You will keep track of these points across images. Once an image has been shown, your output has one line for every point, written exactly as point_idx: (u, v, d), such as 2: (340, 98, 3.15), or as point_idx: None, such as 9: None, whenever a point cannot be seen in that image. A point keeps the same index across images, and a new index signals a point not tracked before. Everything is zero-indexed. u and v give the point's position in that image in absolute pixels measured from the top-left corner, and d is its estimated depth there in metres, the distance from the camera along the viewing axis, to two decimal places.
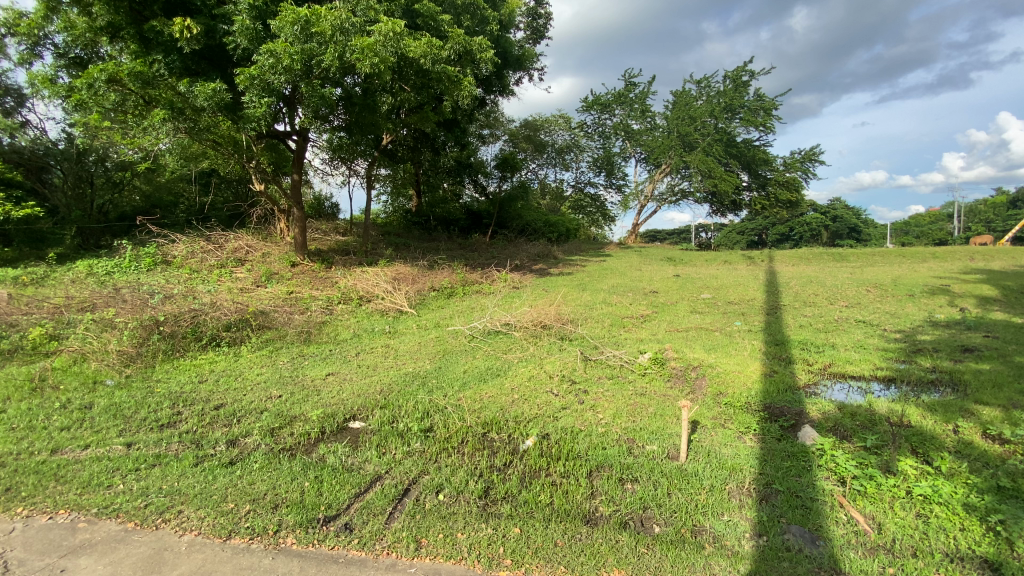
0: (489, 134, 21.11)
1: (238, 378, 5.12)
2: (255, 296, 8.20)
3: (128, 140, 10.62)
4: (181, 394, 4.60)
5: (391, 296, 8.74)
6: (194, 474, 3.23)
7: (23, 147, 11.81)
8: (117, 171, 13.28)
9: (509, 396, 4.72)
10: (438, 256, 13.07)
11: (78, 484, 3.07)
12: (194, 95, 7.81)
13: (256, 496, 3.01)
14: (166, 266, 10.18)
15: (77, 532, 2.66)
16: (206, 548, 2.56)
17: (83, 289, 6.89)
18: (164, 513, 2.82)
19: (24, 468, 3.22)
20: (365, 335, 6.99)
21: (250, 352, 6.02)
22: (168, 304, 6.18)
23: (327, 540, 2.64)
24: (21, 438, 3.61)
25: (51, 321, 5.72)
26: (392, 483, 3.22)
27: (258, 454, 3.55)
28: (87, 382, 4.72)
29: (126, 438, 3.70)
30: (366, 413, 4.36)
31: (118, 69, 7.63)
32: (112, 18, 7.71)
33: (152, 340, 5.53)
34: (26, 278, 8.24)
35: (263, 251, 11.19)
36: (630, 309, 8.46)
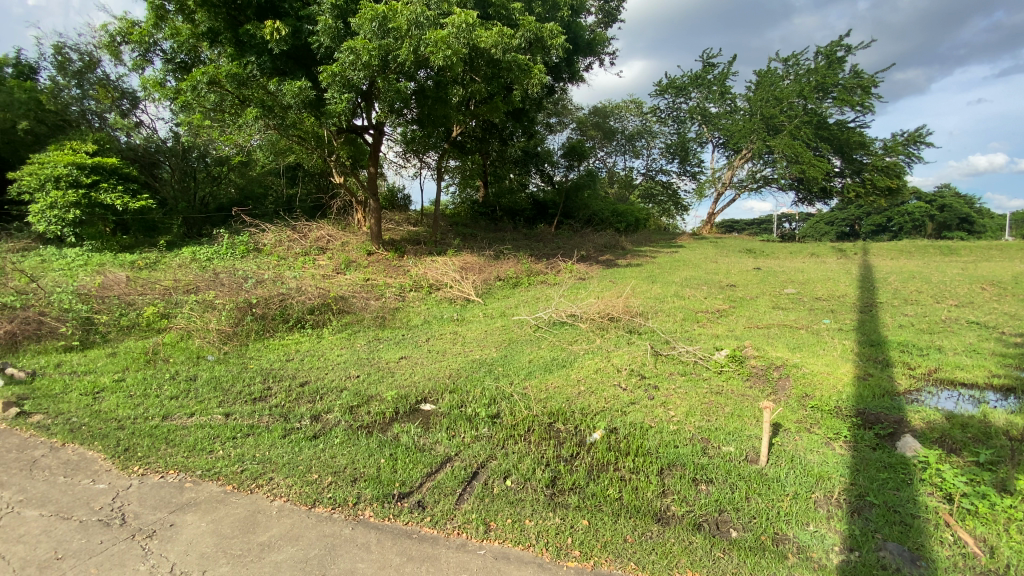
0: (557, 123, 20.90)
1: (321, 358, 5.47)
2: (335, 282, 8.69)
3: (225, 138, 11.56)
4: (272, 371, 5.00)
5: (459, 285, 8.93)
6: (283, 445, 3.50)
7: (138, 145, 13.41)
8: (216, 166, 14.73)
9: (575, 387, 4.68)
10: (504, 246, 13.19)
11: (185, 448, 3.41)
12: (283, 93, 8.35)
13: (337, 469, 3.21)
14: (258, 253, 11.03)
15: (184, 491, 2.95)
16: (294, 514, 2.76)
17: (188, 274, 7.61)
18: (256, 479, 3.07)
19: (141, 430, 3.62)
20: (434, 322, 7.20)
21: (331, 334, 6.41)
22: (260, 288, 6.68)
23: (401, 516, 2.76)
24: (139, 404, 4.08)
25: (161, 300, 6.39)
26: (462, 466, 3.30)
27: (338, 429, 3.78)
28: (192, 356, 5.24)
29: (225, 408, 4.07)
30: (437, 397, 4.50)
31: (217, 72, 8.31)
32: (212, 24, 8.49)
33: (246, 320, 6.04)
34: (141, 263, 9.26)
35: (342, 240, 11.83)
36: (704, 303, 8.08)
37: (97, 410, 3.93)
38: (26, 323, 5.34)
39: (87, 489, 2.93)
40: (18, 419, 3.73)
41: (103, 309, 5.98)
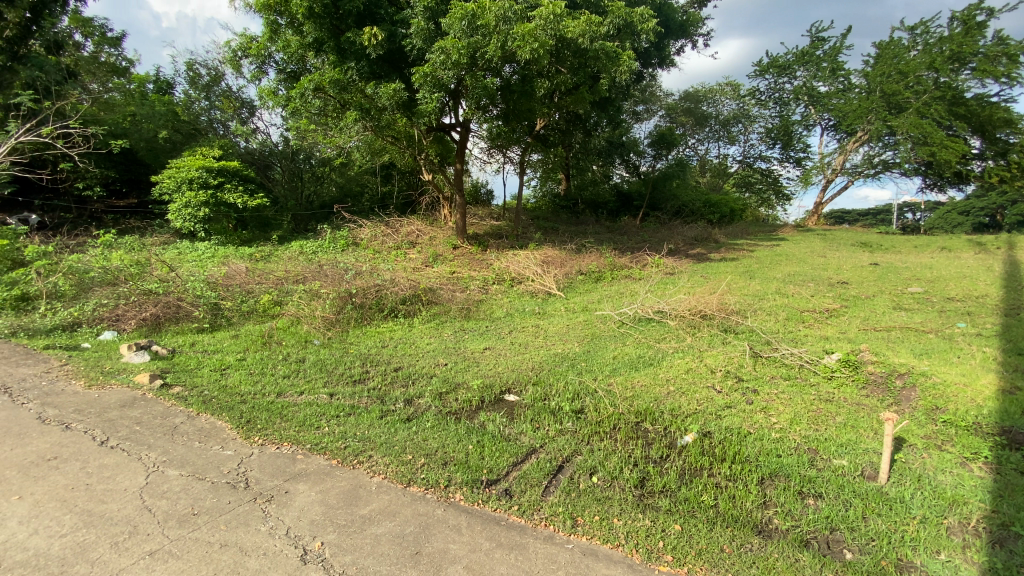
0: (644, 111, 20.20)
1: (412, 346, 5.77)
2: (424, 274, 9.08)
3: (327, 140, 12.47)
4: (369, 356, 5.35)
5: (542, 278, 8.96)
6: (380, 426, 3.74)
7: (254, 148, 15.09)
8: (319, 166, 16.00)
9: (664, 387, 4.51)
10: (587, 239, 13.00)
11: (296, 423, 3.76)
12: (379, 96, 8.86)
13: (429, 452, 3.38)
14: (355, 247, 11.82)
15: (297, 462, 3.26)
16: (391, 491, 2.95)
17: (295, 266, 8.32)
18: (358, 456, 3.31)
19: (260, 405, 4.05)
20: (516, 315, 7.29)
21: (421, 323, 6.74)
22: (358, 279, 7.15)
23: (489, 502, 2.84)
24: (258, 381, 4.56)
25: (274, 289, 7.06)
26: (548, 458, 3.32)
27: (430, 414, 3.96)
28: (301, 340, 5.76)
29: (329, 388, 4.44)
30: (520, 388, 4.56)
31: (321, 78, 8.99)
32: (318, 35, 9.13)
33: (346, 309, 6.52)
34: (258, 255, 10.32)
35: (429, 235, 12.35)
36: (810, 302, 7.41)
37: (224, 385, 4.44)
38: (168, 306, 6.14)
39: (217, 454, 3.31)
40: (162, 390, 4.30)
41: (227, 296, 6.72)
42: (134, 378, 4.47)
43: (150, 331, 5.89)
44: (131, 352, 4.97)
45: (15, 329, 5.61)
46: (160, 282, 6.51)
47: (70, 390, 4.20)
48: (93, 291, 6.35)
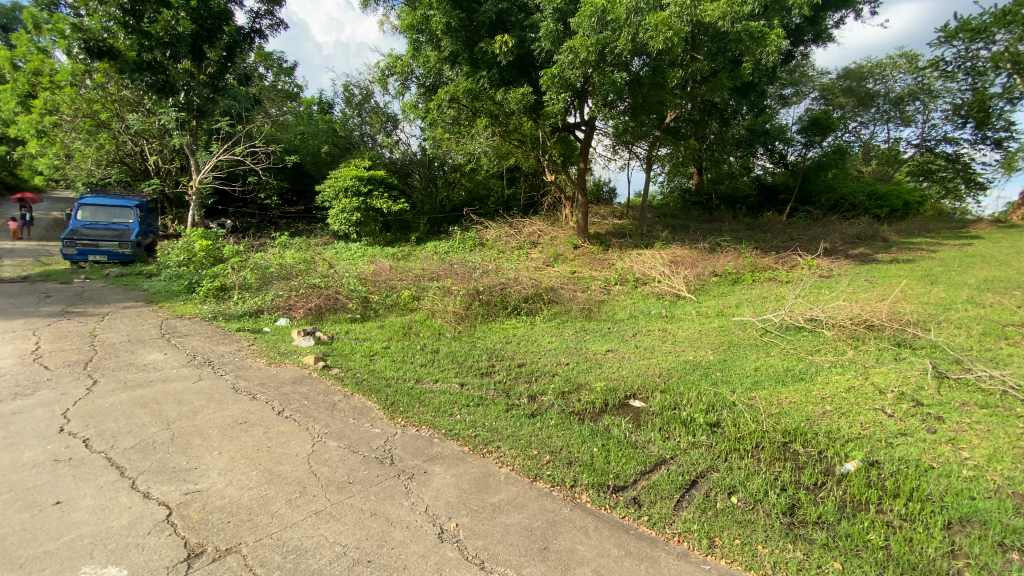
0: (793, 94, 18.15)
1: (535, 343, 5.88)
2: (546, 274, 9.21)
3: (460, 147, 13.23)
4: (495, 351, 5.57)
5: (669, 279, 8.53)
6: (506, 419, 3.87)
7: (397, 158, 16.68)
8: (451, 172, 17.06)
9: (818, 406, 4.00)
10: (721, 238, 12.08)
11: (432, 409, 4.05)
12: (508, 101, 9.19)
13: (554, 449, 3.41)
14: (483, 246, 12.44)
15: (433, 445, 3.51)
16: (519, 483, 3.05)
17: (428, 265, 8.97)
18: (487, 446, 3.47)
19: (401, 390, 4.44)
20: (641, 317, 7.03)
21: (543, 321, 6.85)
22: (485, 278, 7.46)
23: (617, 508, 2.80)
24: (399, 367, 5.01)
25: (413, 286, 7.72)
26: (680, 471, 3.15)
27: (553, 412, 4.01)
28: (435, 332, 6.20)
29: (459, 379, 4.72)
30: (647, 394, 4.39)
31: (456, 89, 9.69)
32: (454, 48, 9.73)
33: (474, 305, 6.86)
34: (398, 255, 11.36)
35: (551, 235, 12.48)
36: (1018, 314, 6.04)
37: (372, 369, 4.97)
38: (328, 298, 7.04)
39: (367, 431, 3.71)
40: (323, 370, 4.95)
41: (374, 290, 7.50)
42: (302, 359, 5.20)
43: (314, 319, 6.81)
44: (300, 337, 5.78)
45: (217, 314, 6.89)
46: (322, 277, 7.48)
47: (256, 366, 5.05)
48: (272, 284, 7.52)
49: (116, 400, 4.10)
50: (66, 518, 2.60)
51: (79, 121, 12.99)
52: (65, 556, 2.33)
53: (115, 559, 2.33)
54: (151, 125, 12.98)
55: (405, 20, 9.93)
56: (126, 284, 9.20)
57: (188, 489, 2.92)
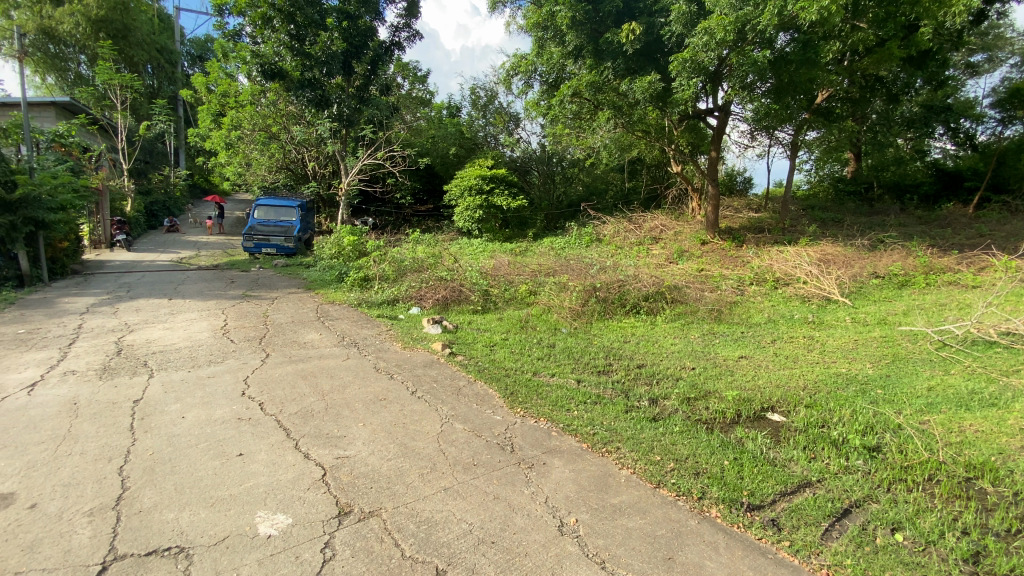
0: (984, 60, 15.07)
1: (657, 344, 5.63)
2: (669, 271, 8.76)
3: (581, 141, 13.18)
4: (613, 349, 5.43)
5: (816, 281, 7.59)
6: (626, 420, 3.75)
7: (518, 156, 17.10)
8: (570, 168, 17.08)
9: (1018, 439, 3.28)
10: (883, 233, 10.45)
11: (550, 403, 4.07)
12: (634, 91, 8.96)
13: (680, 457, 3.23)
14: (600, 242, 12.27)
15: (552, 438, 3.53)
16: (641, 488, 2.94)
17: (546, 260, 9.07)
18: (607, 445, 3.40)
19: (520, 381, 4.55)
20: (781, 322, 6.35)
21: (666, 322, 6.54)
22: (603, 274, 7.29)
23: (752, 529, 2.57)
24: (518, 359, 5.14)
25: (530, 280, 7.89)
26: (829, 497, 2.79)
27: (677, 417, 3.79)
28: (551, 327, 6.24)
29: (577, 375, 4.69)
30: (787, 408, 3.96)
31: (579, 83, 9.68)
32: (578, 42, 9.71)
33: (591, 302, 6.74)
34: (517, 250, 11.66)
35: (675, 230, 11.84)
36: None
37: (493, 359, 5.15)
38: (453, 290, 7.45)
39: (490, 417, 3.86)
40: (450, 357, 5.26)
41: (494, 284, 7.80)
42: (431, 345, 5.58)
43: (441, 310, 7.25)
44: (430, 324, 6.22)
45: (361, 301, 7.71)
46: (449, 270, 7.93)
47: (393, 348, 5.55)
48: (406, 276, 8.14)
49: (282, 371, 4.78)
50: (247, 467, 3.09)
51: (256, 134, 15.30)
52: (245, 500, 2.77)
53: (282, 508, 2.71)
54: (310, 134, 14.88)
55: (531, 18, 10.15)
56: (289, 273, 10.68)
57: (338, 454, 3.29)
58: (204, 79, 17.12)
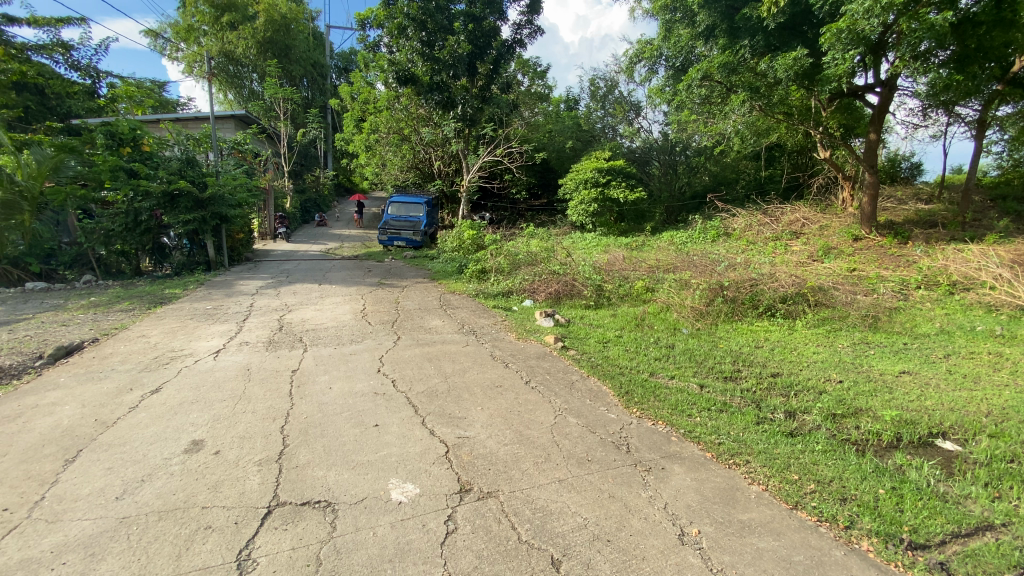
0: None
1: (795, 352, 5.07)
2: (811, 270, 7.82)
3: (709, 128, 12.35)
4: (741, 354, 5.01)
5: (1010, 286, 6.26)
6: (757, 432, 3.44)
7: (638, 146, 16.99)
8: (695, 157, 16.31)
9: None
10: None
11: (669, 406, 3.88)
12: (774, 69, 8.15)
13: (822, 479, 2.87)
14: (728, 237, 11.39)
15: (671, 443, 3.36)
16: (774, 507, 2.67)
17: (666, 255, 8.64)
18: (734, 457, 3.15)
19: (636, 380, 4.39)
20: (957, 334, 5.34)
21: (806, 327, 5.87)
22: (731, 271, 6.72)
23: (914, 570, 2.21)
24: (633, 358, 4.95)
25: (647, 277, 7.58)
26: (1019, 546, 2.30)
27: (820, 435, 3.37)
28: (671, 327, 5.93)
29: (699, 379, 4.39)
30: (965, 436, 3.32)
31: (710, 65, 9.08)
32: (711, 22, 9.09)
33: (717, 302, 6.26)
34: (634, 244, 11.31)
35: (820, 224, 10.55)
36: None
37: (607, 355, 5.04)
38: (566, 284, 7.41)
39: (604, 414, 3.78)
40: (562, 350, 5.26)
41: (608, 279, 7.62)
42: (544, 338, 5.63)
43: (553, 303, 7.29)
44: (542, 317, 6.28)
45: (479, 292, 8.06)
46: (562, 264, 7.87)
47: (508, 339, 5.71)
48: (520, 269, 8.26)
49: (410, 353, 5.18)
50: (381, 438, 3.40)
51: (391, 136, 16.67)
52: (379, 467, 3.05)
53: (411, 478, 2.93)
54: (437, 135, 15.89)
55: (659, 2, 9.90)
56: (415, 264, 11.52)
57: (460, 434, 3.47)
58: (349, 88, 19.08)
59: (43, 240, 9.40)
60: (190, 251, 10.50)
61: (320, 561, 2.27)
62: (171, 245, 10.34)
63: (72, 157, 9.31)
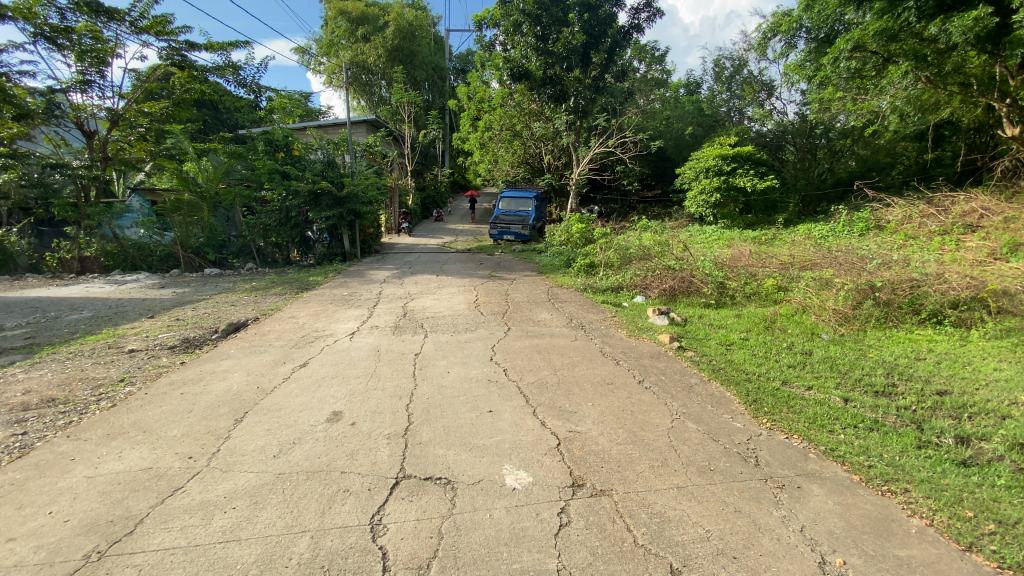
0: None
1: (968, 367, 4.26)
2: (991, 270, 6.52)
3: (857, 105, 10.94)
4: (896, 366, 4.34)
5: None
6: (917, 458, 2.96)
7: (771, 130, 15.73)
8: (839, 140, 14.80)
9: None
10: None
11: (805, 418, 3.49)
12: (948, 32, 6.99)
13: (1007, 520, 2.38)
14: (878, 231, 10.01)
15: (809, 460, 3.01)
16: (939, 546, 2.27)
17: (802, 250, 7.80)
18: (888, 484, 2.73)
19: (765, 389, 4.00)
20: None
21: (984, 339, 4.90)
22: (885, 271, 5.86)
23: None
24: (762, 363, 4.53)
25: (779, 274, 6.90)
26: None
27: (1005, 468, 2.80)
28: (807, 331, 5.33)
29: (842, 392, 3.88)
30: None
31: (864, 33, 8.18)
32: None
33: (866, 304, 5.50)
34: (763, 238, 10.40)
35: (1005, 214, 8.56)
36: None
37: (730, 359, 4.68)
38: (683, 280, 7.00)
39: (728, 423, 3.51)
40: (678, 351, 4.98)
41: (733, 276, 7.04)
42: (658, 337, 5.38)
43: (667, 300, 6.94)
44: (656, 315, 6.00)
45: (588, 287, 7.95)
46: (678, 258, 7.43)
47: (619, 336, 5.55)
48: (631, 264, 7.98)
49: (520, 344, 5.28)
50: (496, 424, 3.50)
51: (504, 133, 17.14)
52: (495, 452, 3.15)
53: (524, 466, 2.99)
54: (549, 129, 15.98)
55: None
56: (525, 258, 11.73)
57: (570, 428, 3.46)
58: (466, 88, 19.92)
59: (217, 234, 11.19)
60: (330, 244, 11.75)
61: (442, 535, 2.41)
62: (314, 238, 11.63)
63: (239, 162, 10.85)
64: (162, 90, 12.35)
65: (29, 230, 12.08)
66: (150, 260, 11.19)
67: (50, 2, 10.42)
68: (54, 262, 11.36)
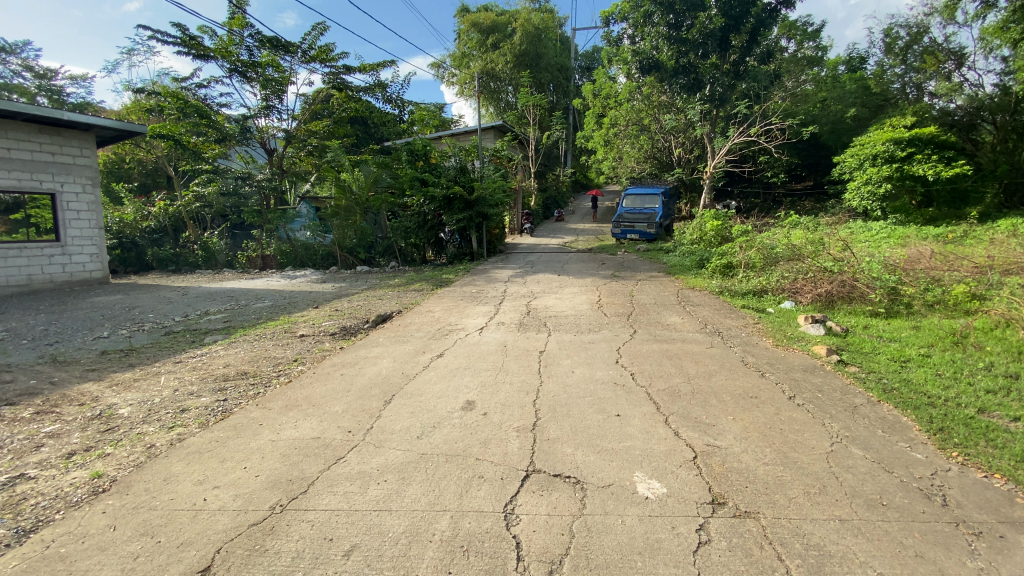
0: None
1: None
2: None
3: None
4: None
5: None
6: None
7: (960, 107, 13.04)
8: None
9: None
10: None
11: (1012, 455, 2.85)
12: None
13: None
14: None
15: (1017, 507, 2.46)
16: None
17: (1008, 252, 6.42)
18: None
19: (955, 416, 3.35)
20: None
21: None
22: None
23: None
24: (950, 386, 3.78)
25: (974, 280, 5.79)
26: None
27: None
28: (1014, 350, 4.34)
29: None
30: None
31: None
32: None
33: None
34: (951, 236, 8.71)
35: None
36: None
37: (906, 378, 4.00)
38: (842, 284, 6.15)
39: (905, 453, 3.00)
40: (839, 365, 4.39)
41: (909, 280, 6.02)
42: (813, 348, 4.80)
43: (822, 307, 6.14)
44: (808, 323, 5.38)
45: (724, 289, 7.39)
46: (836, 259, 6.55)
47: (764, 345, 5.06)
48: (777, 264, 7.24)
49: (649, 348, 5.09)
50: (625, 429, 3.42)
51: (630, 128, 16.62)
52: (625, 457, 3.07)
53: (657, 476, 2.87)
54: (680, 120, 15.16)
55: None
56: (651, 257, 11.26)
57: (708, 441, 3.24)
58: (592, 86, 19.70)
59: (366, 235, 12.58)
60: (460, 244, 12.50)
61: (573, 534, 2.42)
62: (446, 239, 12.52)
63: (386, 171, 12.06)
64: (325, 110, 14.20)
65: (227, 232, 14.75)
66: (315, 258, 12.97)
67: (242, 42, 12.58)
68: (244, 259, 13.74)
